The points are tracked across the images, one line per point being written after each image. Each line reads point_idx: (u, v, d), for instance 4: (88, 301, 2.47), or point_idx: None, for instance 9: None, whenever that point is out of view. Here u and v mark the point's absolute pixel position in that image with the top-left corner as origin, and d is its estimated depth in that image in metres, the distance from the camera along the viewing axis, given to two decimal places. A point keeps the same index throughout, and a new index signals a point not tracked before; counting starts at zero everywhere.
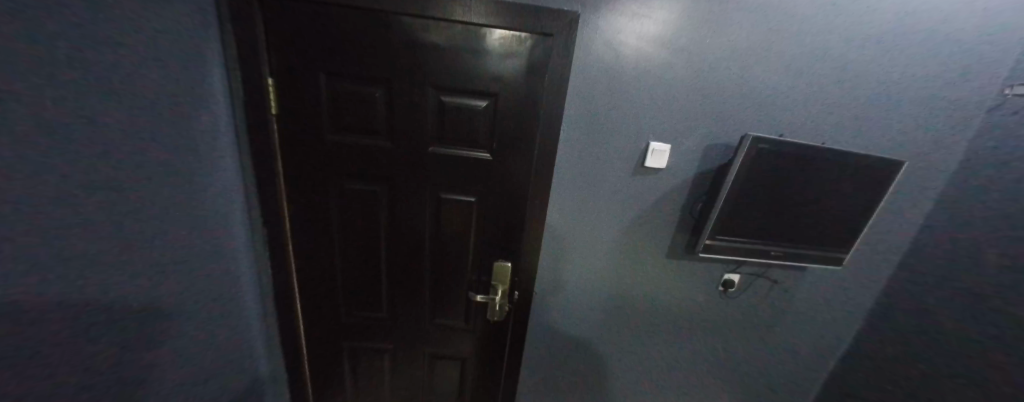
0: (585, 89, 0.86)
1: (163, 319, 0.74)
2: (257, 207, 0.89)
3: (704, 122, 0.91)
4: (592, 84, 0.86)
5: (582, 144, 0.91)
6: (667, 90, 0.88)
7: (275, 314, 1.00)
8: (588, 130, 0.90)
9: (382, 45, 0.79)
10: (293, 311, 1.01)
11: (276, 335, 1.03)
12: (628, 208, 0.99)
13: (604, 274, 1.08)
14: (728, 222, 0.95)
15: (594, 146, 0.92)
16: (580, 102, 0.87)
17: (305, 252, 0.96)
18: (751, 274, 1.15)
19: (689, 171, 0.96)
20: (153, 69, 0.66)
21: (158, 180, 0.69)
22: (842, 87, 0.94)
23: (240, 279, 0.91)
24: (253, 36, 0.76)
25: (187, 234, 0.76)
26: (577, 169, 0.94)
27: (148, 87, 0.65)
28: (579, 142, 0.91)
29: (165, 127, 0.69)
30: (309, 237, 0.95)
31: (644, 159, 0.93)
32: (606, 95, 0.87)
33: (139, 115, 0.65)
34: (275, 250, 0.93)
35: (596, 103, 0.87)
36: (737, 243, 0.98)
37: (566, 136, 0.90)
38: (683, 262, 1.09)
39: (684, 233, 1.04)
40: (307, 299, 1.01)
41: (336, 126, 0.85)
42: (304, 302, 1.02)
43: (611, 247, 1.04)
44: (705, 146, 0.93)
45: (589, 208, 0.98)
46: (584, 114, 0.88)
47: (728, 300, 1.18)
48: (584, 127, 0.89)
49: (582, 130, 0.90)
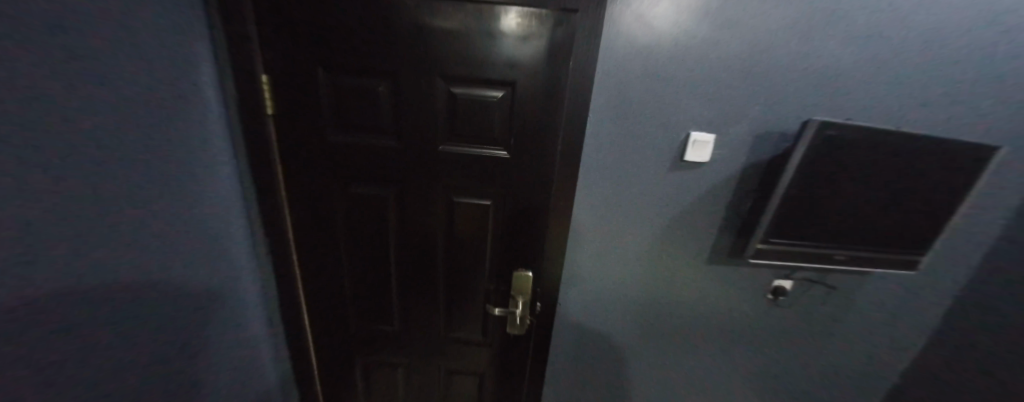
0: (616, 73, 0.75)
1: (173, 343, 0.68)
2: (259, 215, 0.82)
3: (754, 108, 0.78)
4: (624, 67, 0.75)
5: (612, 137, 0.80)
6: (712, 71, 0.75)
7: (284, 326, 0.95)
8: (617, 122, 0.79)
9: (385, 32, 0.70)
10: (301, 323, 0.95)
11: (285, 348, 0.97)
12: (663, 208, 0.88)
13: (635, 282, 0.97)
14: (784, 222, 0.82)
15: (625, 139, 0.80)
16: (610, 88, 0.76)
17: (310, 262, 0.89)
18: (806, 281, 1.00)
19: (735, 166, 0.83)
20: (150, 67, 0.59)
21: (165, 192, 0.63)
22: (932, 60, 0.78)
23: (245, 292, 0.85)
24: (244, 26, 0.68)
25: (196, 252, 0.71)
26: (606, 165, 0.83)
27: (142, 83, 0.58)
28: (609, 134, 0.80)
29: (167, 137, 0.63)
30: (313, 246, 0.88)
31: (684, 151, 0.81)
32: (640, 79, 0.75)
33: (136, 114, 0.57)
34: (280, 260, 0.87)
35: (629, 89, 0.76)
36: (794, 247, 0.85)
37: (593, 128, 0.79)
38: (726, 268, 0.96)
39: (728, 236, 0.92)
40: (315, 311, 0.95)
41: (337, 125, 0.77)
42: (311, 314, 0.95)
43: (642, 252, 0.93)
44: (756, 135, 0.80)
45: (619, 208, 0.88)
46: (614, 102, 0.77)
47: (776, 308, 1.04)
48: (614, 117, 0.78)
49: (612, 121, 0.79)
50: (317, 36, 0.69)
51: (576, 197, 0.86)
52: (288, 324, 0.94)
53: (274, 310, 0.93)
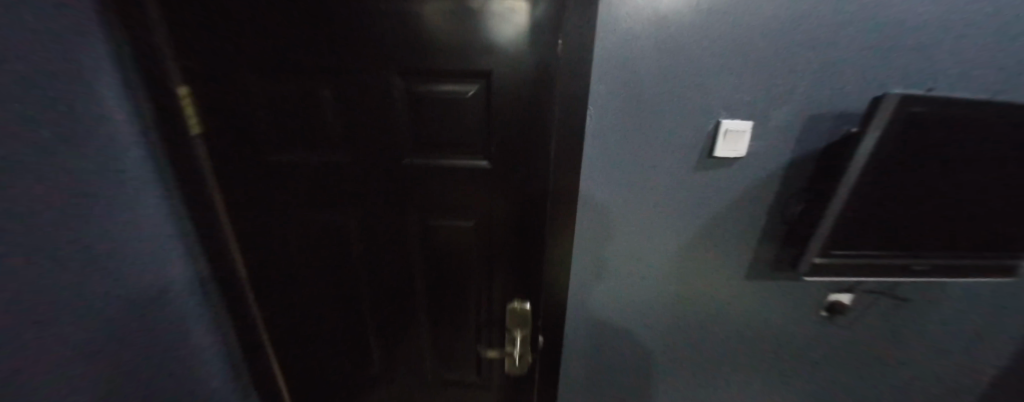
0: (621, 55, 0.58)
1: None
2: (203, 252, 0.70)
3: (807, 85, 0.60)
4: (631, 47, 0.58)
5: (619, 135, 0.64)
6: (751, 41, 0.57)
7: (250, 370, 0.83)
8: (624, 115, 0.62)
9: (315, 20, 0.53)
10: (269, 367, 0.83)
11: (256, 392, 0.86)
12: (686, 216, 0.71)
13: (654, 303, 0.82)
14: (847, 230, 0.64)
15: (636, 137, 0.64)
16: (614, 74, 0.60)
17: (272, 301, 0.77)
18: (870, 293, 0.81)
19: (778, 159, 0.66)
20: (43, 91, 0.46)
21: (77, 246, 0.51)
22: None
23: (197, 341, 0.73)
24: (141, 24, 0.52)
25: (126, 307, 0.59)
26: (613, 170, 0.67)
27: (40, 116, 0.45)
28: (616, 133, 0.64)
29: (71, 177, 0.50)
30: (272, 284, 0.75)
31: (713, 145, 0.64)
32: (653, 60, 0.59)
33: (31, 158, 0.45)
34: (235, 300, 0.75)
35: (639, 74, 0.60)
36: (858, 258, 0.67)
37: (594, 126, 0.63)
38: (767, 283, 0.79)
39: (770, 245, 0.75)
40: (284, 355, 0.83)
41: (280, 142, 0.63)
42: (281, 359, 0.83)
43: (662, 269, 0.77)
44: (806, 120, 0.63)
45: (632, 221, 0.72)
46: (621, 91, 0.61)
47: (830, 327, 0.86)
48: (622, 110, 0.62)
49: (618, 116, 0.63)
50: (232, 33, 0.53)
51: (578, 209, 0.70)
52: (254, 370, 0.82)
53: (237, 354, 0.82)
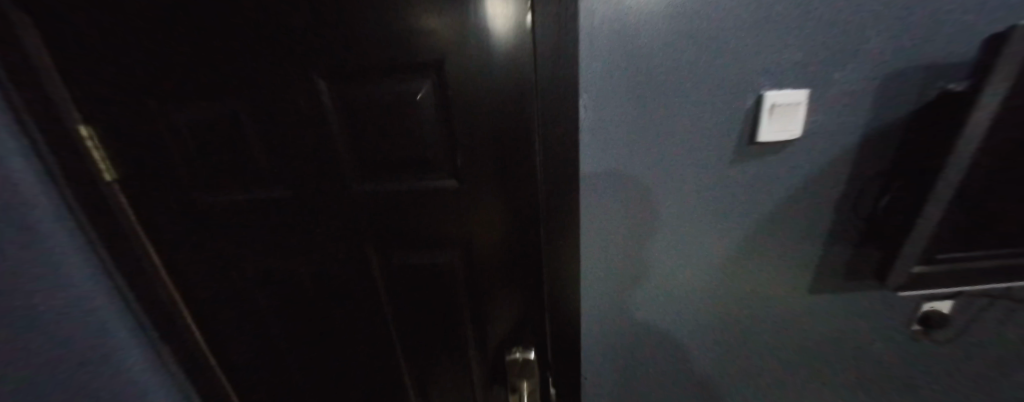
0: (617, 25, 0.44)
1: None
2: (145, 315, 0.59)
3: (882, 31, 0.43)
4: (628, 10, 0.43)
5: (625, 131, 0.49)
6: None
7: None
8: (630, 102, 0.47)
9: (213, 24, 0.41)
10: None
11: None
12: (722, 220, 0.56)
13: (689, 330, 0.66)
14: (961, 224, 0.46)
15: (648, 131, 0.49)
16: (609, 52, 0.45)
17: (238, 359, 0.66)
18: (980, 299, 0.62)
19: (844, 136, 0.49)
20: None
21: None
22: None
23: None
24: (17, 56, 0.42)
25: None
26: (621, 175, 0.52)
27: None
28: (620, 128, 0.49)
29: None
30: (234, 341, 0.64)
31: (753, 128, 0.48)
32: (661, 25, 0.44)
33: None
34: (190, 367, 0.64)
35: (643, 47, 0.44)
36: (974, 262, 0.49)
37: (590, 123, 0.49)
38: (838, 295, 0.62)
39: (842, 247, 0.57)
40: None
41: (211, 180, 0.52)
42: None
43: (696, 289, 0.62)
44: (885, 78, 0.45)
45: (651, 235, 0.57)
46: (622, 73, 0.46)
47: (929, 346, 0.66)
48: (625, 97, 0.47)
49: (621, 106, 0.48)
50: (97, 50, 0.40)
51: (582, 226, 0.56)
52: None
53: None
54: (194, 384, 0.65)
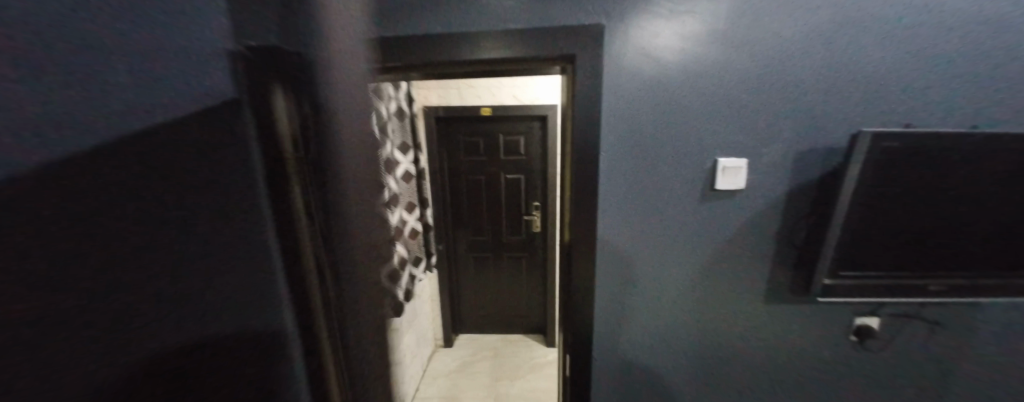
0: (624, 120, 0.71)
1: None
2: None
3: (788, 126, 0.70)
4: (633, 112, 0.71)
5: (631, 183, 0.75)
6: (739, 96, 0.69)
7: None
8: (633, 160, 0.73)
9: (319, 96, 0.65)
10: None
11: None
12: (699, 246, 0.79)
13: (678, 330, 0.85)
14: (852, 252, 0.70)
15: (647, 183, 0.75)
16: (620, 136, 0.72)
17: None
18: (896, 316, 0.82)
19: (776, 189, 0.74)
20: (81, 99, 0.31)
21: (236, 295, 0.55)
22: (1005, 50, 0.66)
23: None
24: None
25: None
26: (628, 211, 0.77)
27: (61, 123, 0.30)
28: (628, 181, 0.75)
29: None
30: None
31: (713, 179, 0.73)
32: (653, 121, 0.71)
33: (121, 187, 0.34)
34: None
35: (642, 132, 0.72)
36: (869, 279, 0.71)
37: (607, 178, 0.75)
38: (789, 306, 0.82)
39: (786, 268, 0.79)
40: None
41: None
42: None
43: (682, 296, 0.82)
44: (796, 154, 0.71)
45: (650, 255, 0.80)
46: (627, 148, 0.73)
47: (866, 354, 0.85)
48: (631, 162, 0.73)
49: (629, 167, 0.74)
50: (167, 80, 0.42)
51: (598, 241, 0.79)
52: None
53: None
54: None
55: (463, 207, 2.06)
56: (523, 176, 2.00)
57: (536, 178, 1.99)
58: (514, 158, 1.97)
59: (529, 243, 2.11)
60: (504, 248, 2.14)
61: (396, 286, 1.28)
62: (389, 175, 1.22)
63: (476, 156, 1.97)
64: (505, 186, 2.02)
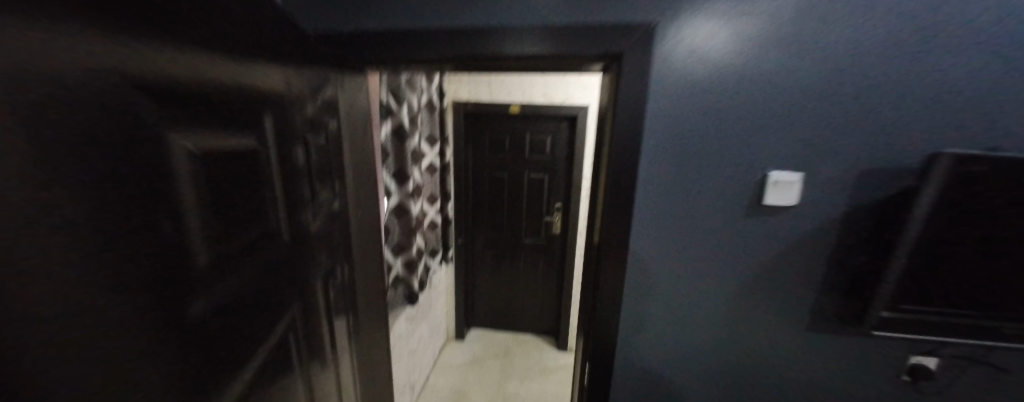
0: (672, 127, 0.67)
1: None
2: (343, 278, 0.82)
3: (851, 142, 0.64)
4: (683, 119, 0.67)
5: (671, 193, 0.71)
6: (801, 111, 0.64)
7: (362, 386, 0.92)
8: (673, 168, 0.70)
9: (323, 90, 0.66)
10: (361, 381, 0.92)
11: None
12: (741, 264, 0.74)
13: (708, 350, 0.80)
14: (915, 284, 0.63)
15: (688, 195, 0.71)
16: (665, 144, 0.68)
17: (353, 321, 0.85)
18: (960, 359, 0.74)
19: (831, 209, 0.68)
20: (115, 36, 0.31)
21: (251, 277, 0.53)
22: None
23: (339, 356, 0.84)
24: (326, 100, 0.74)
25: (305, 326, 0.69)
26: (664, 220, 0.73)
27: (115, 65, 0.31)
28: (668, 191, 0.71)
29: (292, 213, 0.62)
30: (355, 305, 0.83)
31: (762, 193, 0.68)
32: (703, 129, 0.67)
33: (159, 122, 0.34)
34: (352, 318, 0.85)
35: (689, 141, 0.68)
36: (931, 315, 0.64)
37: (645, 186, 0.71)
38: (833, 337, 0.76)
39: (834, 295, 0.73)
40: (365, 365, 0.93)
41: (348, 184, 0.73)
42: (356, 380, 0.89)
43: (715, 315, 0.78)
44: (857, 172, 0.65)
45: (685, 270, 0.76)
46: (671, 156, 0.69)
47: (918, 396, 0.78)
48: (674, 171, 0.70)
49: (671, 177, 0.70)
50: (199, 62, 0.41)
51: (629, 250, 0.76)
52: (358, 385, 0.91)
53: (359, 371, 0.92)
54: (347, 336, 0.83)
55: (484, 204, 2.06)
56: (547, 177, 1.97)
57: (560, 179, 1.96)
58: (540, 158, 1.95)
59: (547, 244, 2.08)
60: (522, 248, 2.12)
61: (413, 275, 1.29)
62: (415, 165, 1.23)
63: (501, 153, 1.96)
64: (528, 185, 2.00)
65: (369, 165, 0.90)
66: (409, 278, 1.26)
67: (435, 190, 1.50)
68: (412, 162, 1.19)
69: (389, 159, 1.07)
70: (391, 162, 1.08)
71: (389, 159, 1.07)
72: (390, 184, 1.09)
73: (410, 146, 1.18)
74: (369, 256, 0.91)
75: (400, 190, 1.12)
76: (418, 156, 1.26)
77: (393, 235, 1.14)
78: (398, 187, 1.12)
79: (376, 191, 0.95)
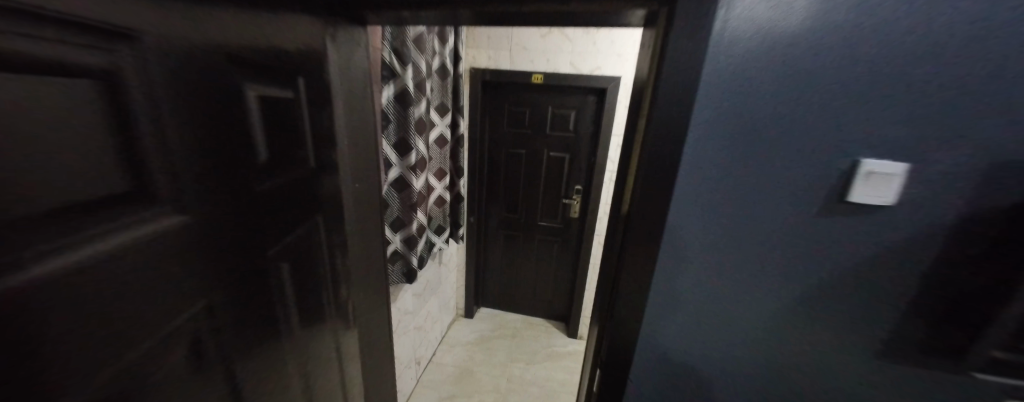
0: (740, 95, 0.51)
1: None
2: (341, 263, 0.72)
3: (994, 125, 0.46)
4: (757, 85, 0.51)
5: (724, 181, 0.56)
6: (931, 82, 0.47)
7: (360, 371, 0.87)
8: (733, 148, 0.54)
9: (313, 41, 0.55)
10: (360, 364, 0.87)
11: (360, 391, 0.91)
12: (805, 274, 0.59)
13: (749, 371, 0.68)
14: None
15: (744, 186, 0.56)
16: (727, 117, 0.53)
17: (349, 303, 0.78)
18: None
19: (943, 213, 0.51)
20: None
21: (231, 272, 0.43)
22: None
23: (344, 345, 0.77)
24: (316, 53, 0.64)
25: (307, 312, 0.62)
26: (716, 215, 0.58)
27: None
28: (720, 178, 0.56)
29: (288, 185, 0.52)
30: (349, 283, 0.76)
31: (852, 188, 0.52)
32: (782, 101, 0.51)
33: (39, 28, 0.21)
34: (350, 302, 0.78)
35: (761, 115, 0.52)
36: None
37: (691, 170, 0.56)
38: (913, 371, 0.61)
39: (926, 322, 0.57)
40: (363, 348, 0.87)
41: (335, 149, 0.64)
42: (352, 363, 0.84)
43: (762, 332, 0.64)
44: (993, 167, 0.48)
45: (728, 276, 0.63)
46: (732, 134, 0.53)
47: None
48: (732, 153, 0.54)
49: (727, 162, 0.55)
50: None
51: (664, 250, 0.61)
52: (356, 372, 0.85)
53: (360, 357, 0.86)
54: (347, 320, 0.77)
55: (499, 182, 1.95)
56: (568, 156, 1.82)
57: (582, 159, 1.81)
58: (562, 135, 1.80)
59: (564, 228, 1.97)
60: (537, 230, 2.02)
61: (414, 252, 1.22)
62: (422, 135, 1.13)
63: (521, 128, 1.82)
64: (547, 164, 1.87)
65: (366, 131, 0.80)
66: (407, 254, 1.21)
67: (443, 164, 1.40)
68: (417, 132, 1.09)
69: (391, 127, 0.97)
70: (393, 130, 0.98)
71: (391, 127, 0.97)
72: (392, 154, 1.00)
73: (416, 114, 1.07)
74: (366, 231, 0.84)
75: (402, 162, 1.03)
76: (425, 126, 1.16)
77: (393, 210, 1.07)
78: (400, 158, 1.02)
79: (375, 161, 0.85)
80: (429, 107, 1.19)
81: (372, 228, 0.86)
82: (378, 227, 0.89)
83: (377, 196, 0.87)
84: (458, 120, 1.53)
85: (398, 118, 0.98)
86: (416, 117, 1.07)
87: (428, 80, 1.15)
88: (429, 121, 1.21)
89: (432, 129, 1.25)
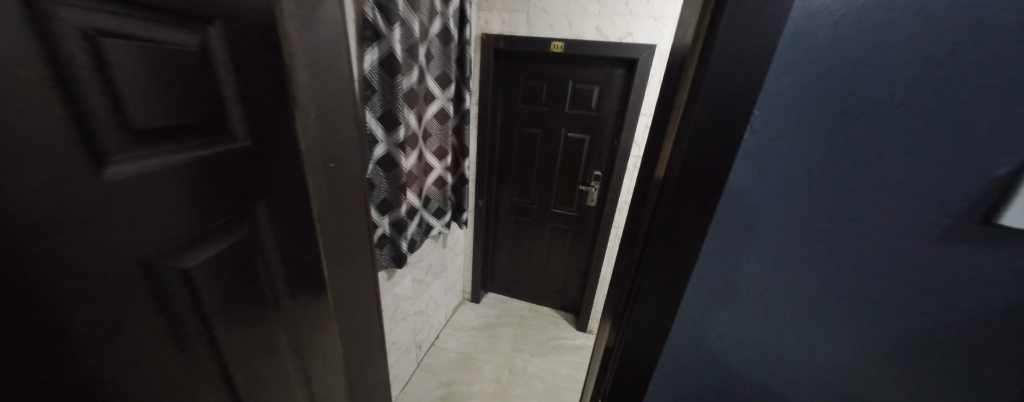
0: (856, 61, 0.30)
1: None
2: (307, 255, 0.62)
3: None
4: (889, 48, 0.30)
5: (804, 194, 0.36)
6: None
7: (340, 369, 0.79)
8: (835, 143, 0.33)
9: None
10: (340, 361, 0.79)
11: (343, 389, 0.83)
12: (912, 336, 0.39)
13: None
14: None
15: (838, 204, 0.36)
16: (825, 95, 0.32)
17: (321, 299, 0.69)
18: None
19: None
20: None
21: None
22: None
23: (316, 344, 0.69)
24: None
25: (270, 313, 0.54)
26: (792, 239, 0.39)
27: None
28: (797, 191, 0.37)
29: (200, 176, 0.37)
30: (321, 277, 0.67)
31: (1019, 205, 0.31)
32: (932, 75, 0.29)
33: None
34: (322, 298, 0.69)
35: (893, 94, 0.30)
36: None
37: (750, 177, 0.37)
38: None
39: None
40: (344, 344, 0.79)
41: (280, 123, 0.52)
42: (331, 361, 0.76)
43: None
44: None
45: (786, 326, 0.44)
46: (835, 123, 0.33)
47: None
48: (823, 156, 0.34)
49: (812, 167, 0.35)
50: None
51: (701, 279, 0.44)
52: (335, 370, 0.77)
53: (339, 354, 0.78)
54: (319, 317, 0.68)
55: (511, 162, 1.80)
56: (589, 138, 1.63)
57: (604, 142, 1.62)
58: (582, 114, 1.60)
59: (579, 216, 1.81)
60: (550, 217, 1.88)
61: (403, 237, 1.15)
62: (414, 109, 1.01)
63: (537, 104, 1.63)
64: (564, 145, 1.69)
65: (341, 100, 0.67)
66: (397, 238, 1.14)
67: (443, 142, 1.28)
68: (408, 104, 0.97)
69: (375, 96, 0.85)
70: (378, 101, 0.86)
71: (375, 97, 0.85)
72: (376, 128, 0.89)
73: (407, 84, 0.94)
74: (345, 218, 0.74)
75: (389, 138, 0.92)
76: (417, 98, 1.03)
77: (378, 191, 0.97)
78: (386, 133, 0.92)
79: (355, 137, 0.74)
80: (425, 76, 1.06)
81: (352, 213, 0.75)
82: (360, 212, 0.79)
83: (357, 178, 0.76)
84: (463, 93, 1.37)
85: (383, 89, 0.86)
86: (407, 88, 0.94)
87: (424, 45, 1.01)
88: (425, 93, 1.08)
89: (429, 103, 1.12)
